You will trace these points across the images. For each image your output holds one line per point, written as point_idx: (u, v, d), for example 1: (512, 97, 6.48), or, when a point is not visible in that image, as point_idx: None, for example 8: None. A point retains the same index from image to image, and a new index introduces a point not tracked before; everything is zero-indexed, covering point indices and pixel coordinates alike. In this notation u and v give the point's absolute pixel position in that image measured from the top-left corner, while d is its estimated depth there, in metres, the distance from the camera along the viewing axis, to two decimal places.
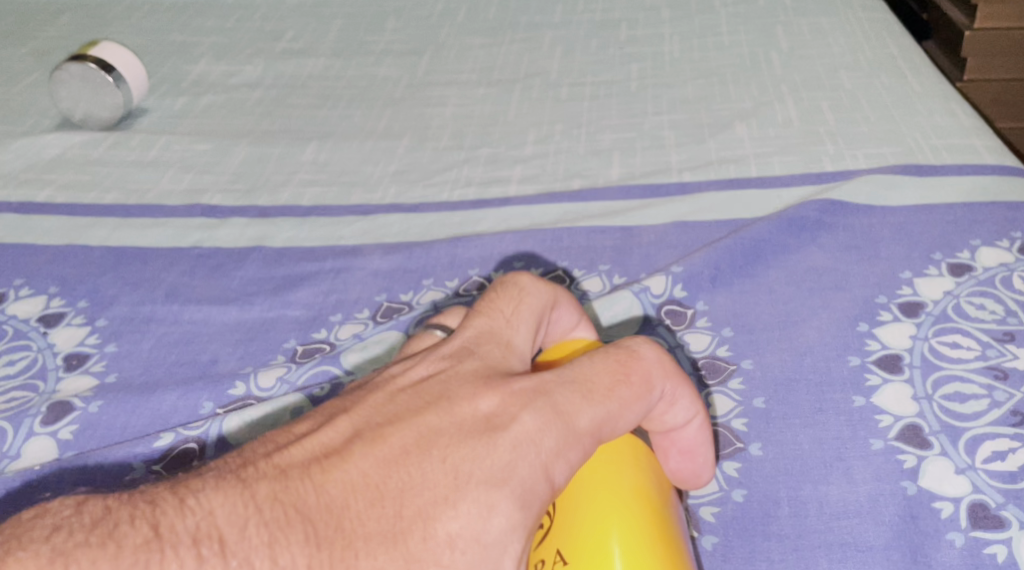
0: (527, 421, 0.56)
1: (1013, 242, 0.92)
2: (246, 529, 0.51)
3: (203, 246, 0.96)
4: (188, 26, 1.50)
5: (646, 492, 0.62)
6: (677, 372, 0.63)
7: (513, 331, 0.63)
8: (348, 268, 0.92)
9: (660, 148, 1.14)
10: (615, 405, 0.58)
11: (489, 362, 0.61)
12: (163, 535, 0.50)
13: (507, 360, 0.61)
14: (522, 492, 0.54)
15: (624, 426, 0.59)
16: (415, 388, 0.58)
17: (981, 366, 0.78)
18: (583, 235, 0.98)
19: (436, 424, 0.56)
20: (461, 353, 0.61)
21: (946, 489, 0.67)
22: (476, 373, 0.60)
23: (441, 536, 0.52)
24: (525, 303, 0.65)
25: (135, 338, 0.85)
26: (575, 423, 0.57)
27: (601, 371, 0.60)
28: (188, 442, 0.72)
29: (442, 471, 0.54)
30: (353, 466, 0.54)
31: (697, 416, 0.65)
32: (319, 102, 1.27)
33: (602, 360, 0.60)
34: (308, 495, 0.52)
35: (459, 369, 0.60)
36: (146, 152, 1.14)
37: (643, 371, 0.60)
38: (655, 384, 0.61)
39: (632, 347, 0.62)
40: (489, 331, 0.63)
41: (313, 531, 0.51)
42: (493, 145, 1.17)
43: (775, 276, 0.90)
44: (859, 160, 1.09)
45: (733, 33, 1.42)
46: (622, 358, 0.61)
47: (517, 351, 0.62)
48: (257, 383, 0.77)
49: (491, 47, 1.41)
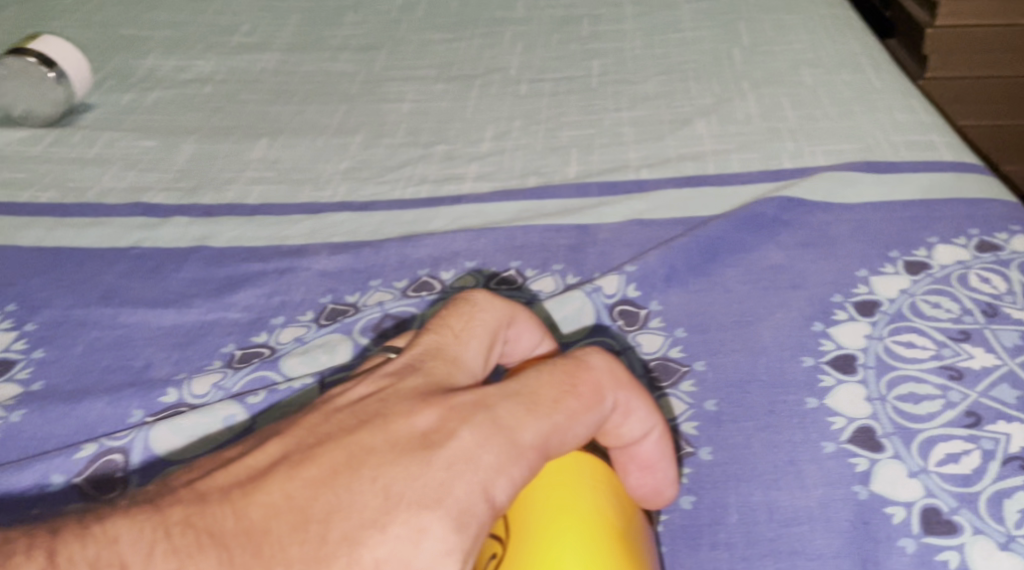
0: (463, 438, 0.54)
1: (970, 239, 0.91)
2: (155, 555, 0.50)
3: (142, 247, 0.94)
4: (140, 18, 1.47)
5: (606, 516, 0.61)
6: (630, 381, 0.62)
7: (461, 347, 0.62)
8: (292, 268, 0.90)
9: (619, 145, 1.12)
10: (558, 419, 0.57)
11: (434, 379, 0.59)
12: (70, 562, 0.51)
13: (453, 377, 0.59)
14: (456, 513, 0.52)
15: (569, 441, 0.57)
16: (353, 407, 0.57)
17: (936, 366, 0.76)
18: (538, 233, 0.96)
19: (368, 443, 0.54)
20: (406, 370, 0.59)
21: (898, 493, 0.66)
22: (418, 390, 0.58)
23: (367, 561, 0.50)
24: (477, 320, 0.63)
25: (65, 343, 0.83)
26: (517, 439, 0.55)
27: (545, 386, 0.58)
28: (113, 453, 0.69)
29: (372, 492, 0.52)
30: (280, 488, 0.52)
31: (654, 430, 0.63)
32: (272, 97, 1.24)
33: (547, 374, 0.59)
34: (228, 520, 0.51)
35: (401, 386, 0.58)
36: (89, 149, 1.12)
37: (590, 383, 0.59)
38: (605, 394, 0.60)
39: (579, 360, 0.60)
40: (436, 348, 0.61)
41: (230, 559, 0.50)
42: (449, 141, 1.14)
43: (731, 275, 0.88)
44: (819, 156, 1.07)
45: (696, 29, 1.40)
46: (568, 369, 0.59)
47: (464, 368, 0.61)
48: (191, 390, 0.75)
49: (451, 42, 1.39)
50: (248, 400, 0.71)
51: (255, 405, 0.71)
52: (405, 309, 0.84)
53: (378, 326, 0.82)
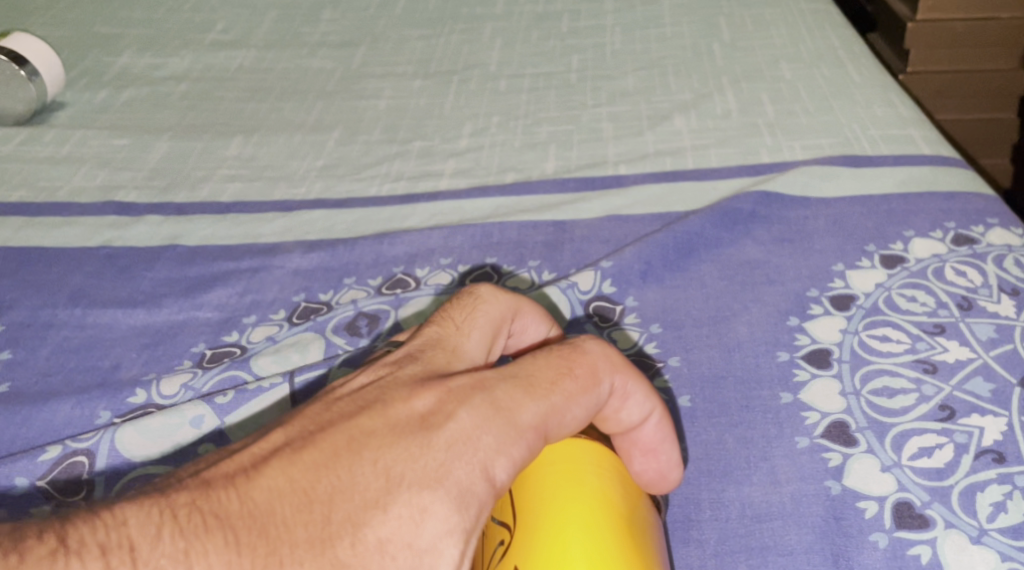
0: (465, 418, 0.51)
1: (946, 233, 0.91)
2: (159, 539, 0.46)
3: (112, 246, 0.93)
4: (114, 16, 1.46)
5: (610, 500, 0.59)
6: (625, 364, 0.58)
7: (462, 337, 0.58)
8: (266, 267, 0.90)
9: (597, 141, 1.12)
10: (560, 398, 0.54)
11: (434, 365, 0.55)
12: (70, 546, 0.46)
13: (453, 364, 0.56)
14: (459, 493, 0.49)
15: (570, 423, 0.54)
16: (351, 393, 0.53)
17: (910, 360, 0.76)
18: (514, 229, 0.95)
19: (367, 425, 0.51)
20: (403, 358, 0.56)
21: (871, 488, 0.66)
22: (416, 375, 0.54)
23: (371, 542, 0.47)
24: (479, 308, 0.60)
25: (32, 345, 0.82)
26: (519, 418, 0.52)
27: (546, 365, 0.55)
28: (77, 455, 0.68)
29: (374, 473, 0.49)
30: (280, 471, 0.49)
31: (653, 412, 0.61)
32: (247, 94, 1.23)
33: (548, 354, 0.55)
34: (231, 503, 0.47)
35: (399, 372, 0.55)
36: (60, 148, 1.11)
37: (589, 364, 0.56)
38: (601, 378, 0.56)
39: (576, 342, 0.57)
40: (436, 338, 0.58)
41: (236, 541, 0.46)
42: (426, 138, 1.13)
43: (708, 270, 0.88)
44: (796, 151, 1.07)
45: (676, 24, 1.39)
46: (565, 351, 0.56)
47: (465, 354, 0.57)
48: (159, 391, 0.74)
49: (430, 39, 1.38)
50: (216, 400, 0.70)
51: (223, 404, 0.70)
52: (378, 307, 0.84)
53: (350, 324, 0.82)
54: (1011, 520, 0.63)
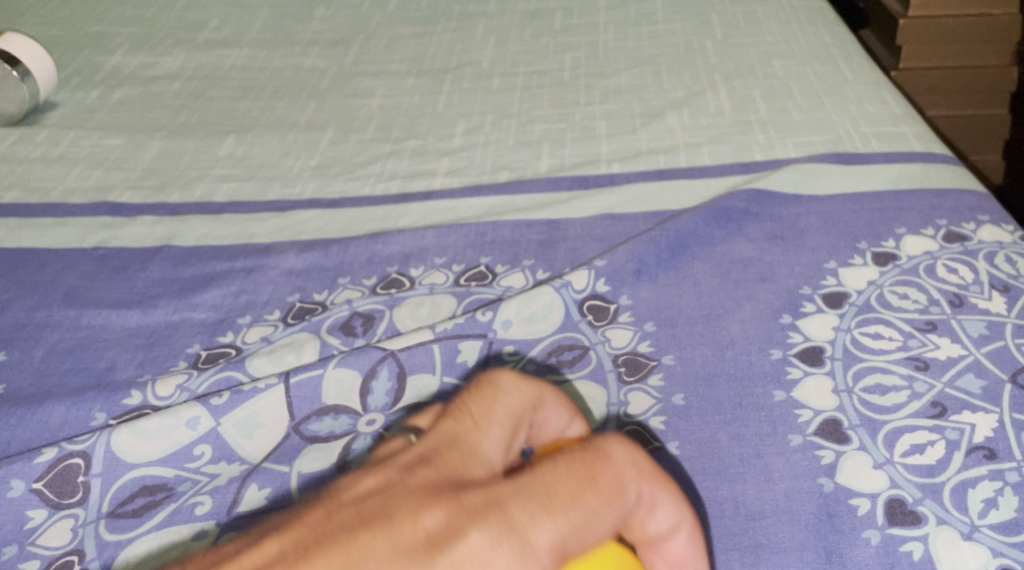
0: (474, 538, 0.45)
1: (938, 230, 0.91)
2: None
3: (106, 247, 0.93)
4: (105, 15, 1.46)
5: None
6: (655, 472, 0.52)
7: (478, 437, 0.51)
8: (260, 267, 0.90)
9: (590, 139, 1.12)
10: (583, 515, 0.47)
11: (443, 474, 0.49)
12: None
13: (466, 469, 0.49)
14: None
15: (596, 541, 0.48)
16: (349, 505, 0.47)
17: (902, 357, 0.77)
18: (508, 229, 0.96)
19: (362, 547, 0.44)
20: (410, 463, 0.49)
21: (863, 485, 0.66)
22: (423, 484, 0.48)
23: None
24: (496, 399, 0.54)
25: (27, 346, 0.82)
26: (534, 540, 0.46)
27: (570, 474, 0.48)
28: (73, 457, 0.68)
29: None
30: None
31: (683, 521, 0.54)
32: (241, 93, 1.23)
33: (571, 460, 0.49)
34: None
35: (403, 481, 0.48)
36: (53, 148, 1.11)
37: (615, 475, 0.49)
38: (628, 487, 0.50)
39: (603, 446, 0.50)
40: (449, 438, 0.51)
41: None
42: (420, 137, 1.14)
43: (701, 268, 0.88)
44: (789, 148, 1.07)
45: (668, 22, 1.40)
46: (592, 458, 0.49)
47: (481, 456, 0.51)
48: (155, 391, 0.75)
49: (422, 37, 1.38)
50: (212, 401, 0.70)
51: (219, 406, 0.70)
52: (373, 307, 0.84)
53: (345, 323, 0.82)
54: (1002, 515, 0.64)
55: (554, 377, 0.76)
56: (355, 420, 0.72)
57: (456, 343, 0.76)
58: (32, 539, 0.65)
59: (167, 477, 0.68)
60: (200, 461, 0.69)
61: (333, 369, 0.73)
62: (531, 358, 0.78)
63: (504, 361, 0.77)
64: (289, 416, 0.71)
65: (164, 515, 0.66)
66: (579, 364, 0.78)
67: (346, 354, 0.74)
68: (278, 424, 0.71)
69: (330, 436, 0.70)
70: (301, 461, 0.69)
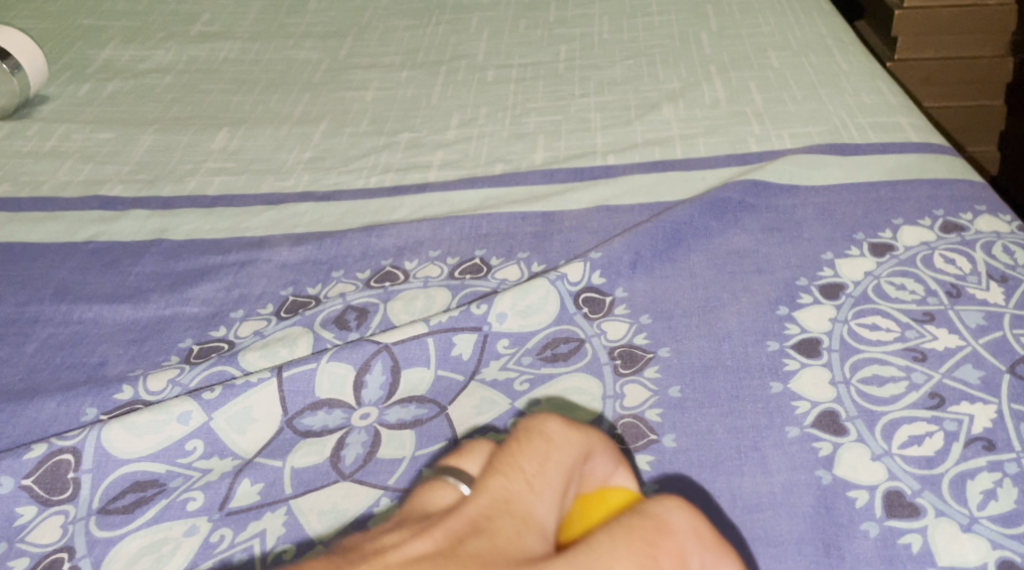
0: None
1: (935, 220, 0.91)
2: None
3: (98, 241, 0.93)
4: (96, 8, 1.44)
5: None
6: (713, 542, 0.51)
7: (532, 501, 0.49)
8: (253, 261, 0.89)
9: (585, 131, 1.11)
10: None
11: (500, 548, 0.46)
12: None
13: (523, 539, 0.47)
14: None
15: None
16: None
17: (900, 348, 0.76)
18: (503, 221, 0.95)
19: None
20: (462, 533, 0.47)
21: (861, 477, 0.66)
22: (478, 558, 0.45)
23: None
24: (550, 457, 0.51)
25: (17, 341, 0.81)
26: None
27: (631, 557, 0.47)
28: (63, 453, 0.67)
29: None
30: None
31: None
32: (233, 86, 1.22)
33: (632, 543, 0.47)
34: None
35: (457, 552, 0.45)
36: (44, 142, 1.10)
37: (675, 551, 0.48)
38: (689, 561, 0.49)
39: (661, 516, 0.49)
40: (503, 501, 0.48)
41: None
42: (413, 129, 1.13)
43: (697, 260, 0.87)
44: (785, 140, 1.07)
45: (663, 13, 1.39)
46: (651, 532, 0.48)
47: (535, 524, 0.48)
48: (146, 386, 0.74)
49: (416, 29, 1.37)
50: (203, 396, 0.69)
51: (210, 400, 0.69)
52: (367, 301, 0.84)
53: (339, 317, 0.81)
54: (1001, 507, 0.63)
55: (550, 369, 0.76)
56: (348, 414, 0.71)
57: (450, 336, 0.76)
58: (21, 536, 0.65)
59: (158, 472, 0.67)
60: (192, 457, 0.68)
61: (327, 362, 0.72)
62: (526, 351, 0.77)
63: (499, 354, 0.77)
64: (282, 411, 0.70)
65: (155, 511, 0.65)
66: (575, 356, 0.77)
67: (339, 347, 0.74)
68: (271, 419, 0.70)
69: (323, 431, 0.70)
70: (294, 456, 0.68)
